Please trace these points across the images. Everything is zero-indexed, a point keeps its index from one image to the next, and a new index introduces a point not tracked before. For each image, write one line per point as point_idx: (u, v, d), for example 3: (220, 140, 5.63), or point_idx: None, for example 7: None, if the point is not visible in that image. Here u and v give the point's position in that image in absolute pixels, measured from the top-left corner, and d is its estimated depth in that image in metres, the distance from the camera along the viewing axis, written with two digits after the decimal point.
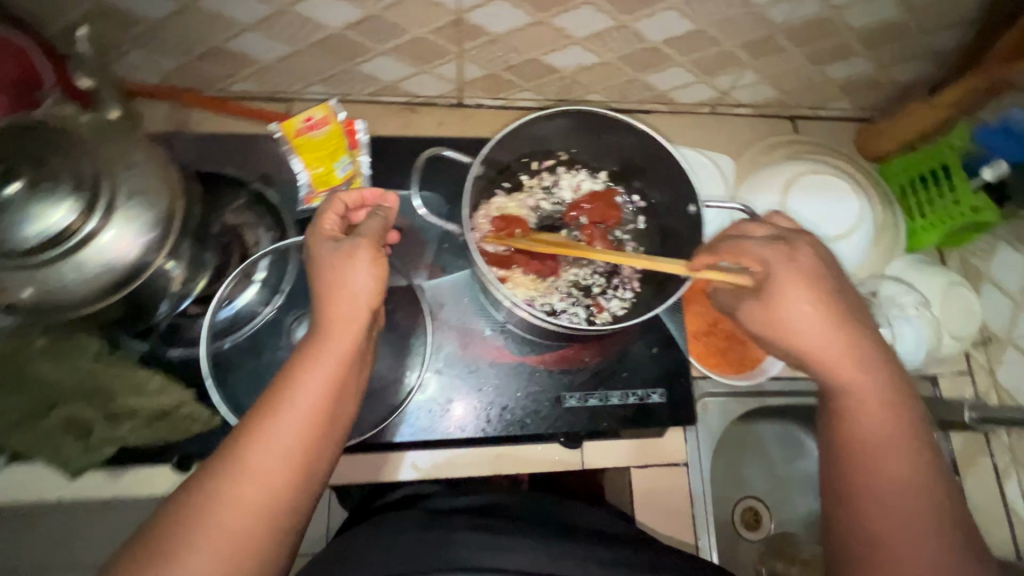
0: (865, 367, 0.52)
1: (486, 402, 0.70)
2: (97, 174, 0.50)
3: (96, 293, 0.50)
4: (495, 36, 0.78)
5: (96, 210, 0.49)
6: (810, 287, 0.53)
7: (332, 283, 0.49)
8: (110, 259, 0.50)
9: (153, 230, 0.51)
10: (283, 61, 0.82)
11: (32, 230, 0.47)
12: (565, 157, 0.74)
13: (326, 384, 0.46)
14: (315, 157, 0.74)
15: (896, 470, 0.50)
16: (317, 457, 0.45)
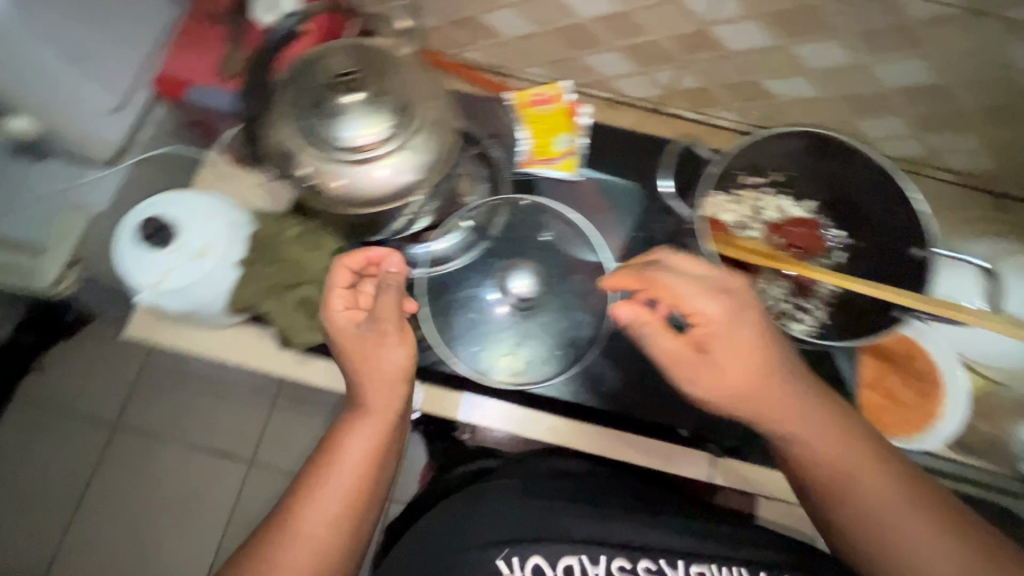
0: (808, 414, 0.49)
1: (648, 390, 0.73)
2: (412, 105, 0.58)
3: (372, 203, 0.59)
4: (728, 52, 0.82)
5: (402, 136, 0.57)
6: (736, 344, 0.48)
7: (363, 362, 0.54)
8: (393, 179, 0.58)
9: (432, 168, 0.59)
10: (521, 39, 0.90)
11: (355, 136, 0.57)
12: (777, 178, 0.75)
13: (368, 450, 0.53)
14: (539, 128, 0.81)
15: (898, 508, 0.47)
16: (359, 519, 0.52)
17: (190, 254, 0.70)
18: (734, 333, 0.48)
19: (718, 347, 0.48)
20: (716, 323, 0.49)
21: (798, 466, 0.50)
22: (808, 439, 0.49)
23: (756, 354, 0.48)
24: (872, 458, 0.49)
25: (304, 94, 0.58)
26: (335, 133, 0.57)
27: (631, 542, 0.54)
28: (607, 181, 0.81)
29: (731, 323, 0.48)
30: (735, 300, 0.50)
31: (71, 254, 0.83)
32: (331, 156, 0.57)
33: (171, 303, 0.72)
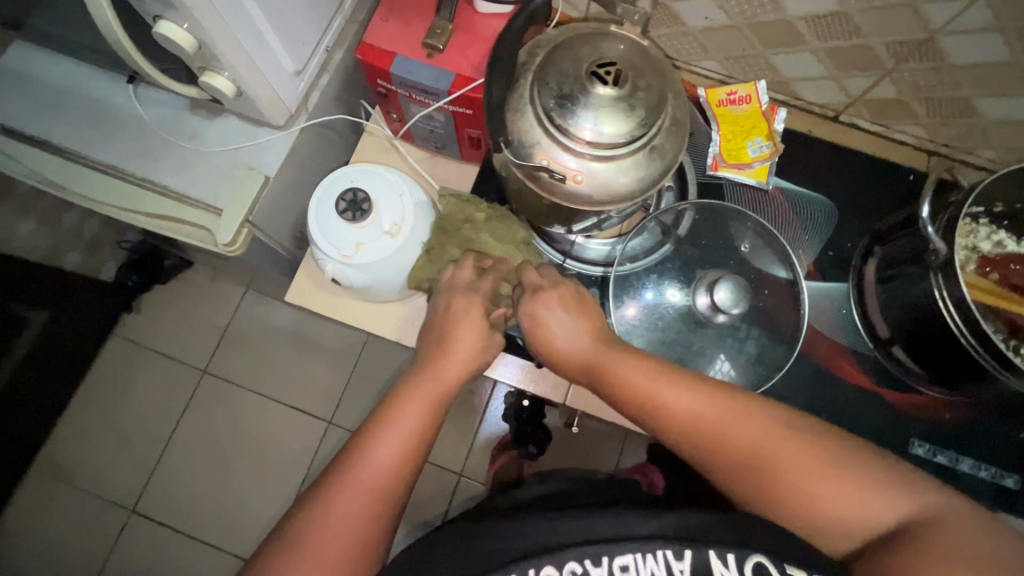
0: (661, 376, 0.52)
1: (832, 414, 0.70)
2: (659, 114, 0.54)
3: (576, 198, 0.57)
4: (947, 65, 0.75)
5: (638, 143, 0.54)
6: (557, 307, 0.59)
7: (453, 322, 0.61)
8: (607, 183, 0.56)
9: (649, 182, 0.56)
10: (708, 31, 0.85)
11: (591, 127, 0.52)
12: (998, 210, 0.70)
13: (425, 412, 0.54)
14: (731, 129, 0.77)
15: (789, 448, 0.47)
16: (411, 469, 0.52)
17: (382, 229, 0.69)
18: (565, 312, 0.60)
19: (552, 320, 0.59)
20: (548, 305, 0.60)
21: (678, 442, 0.51)
22: (674, 404, 0.50)
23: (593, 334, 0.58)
24: (730, 396, 0.50)
25: (549, 77, 0.53)
26: (584, 125, 0.52)
27: (543, 545, 0.47)
28: (798, 192, 0.77)
29: (576, 306, 0.60)
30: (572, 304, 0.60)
31: (242, 217, 0.81)
32: (571, 149, 0.54)
33: (356, 278, 0.71)
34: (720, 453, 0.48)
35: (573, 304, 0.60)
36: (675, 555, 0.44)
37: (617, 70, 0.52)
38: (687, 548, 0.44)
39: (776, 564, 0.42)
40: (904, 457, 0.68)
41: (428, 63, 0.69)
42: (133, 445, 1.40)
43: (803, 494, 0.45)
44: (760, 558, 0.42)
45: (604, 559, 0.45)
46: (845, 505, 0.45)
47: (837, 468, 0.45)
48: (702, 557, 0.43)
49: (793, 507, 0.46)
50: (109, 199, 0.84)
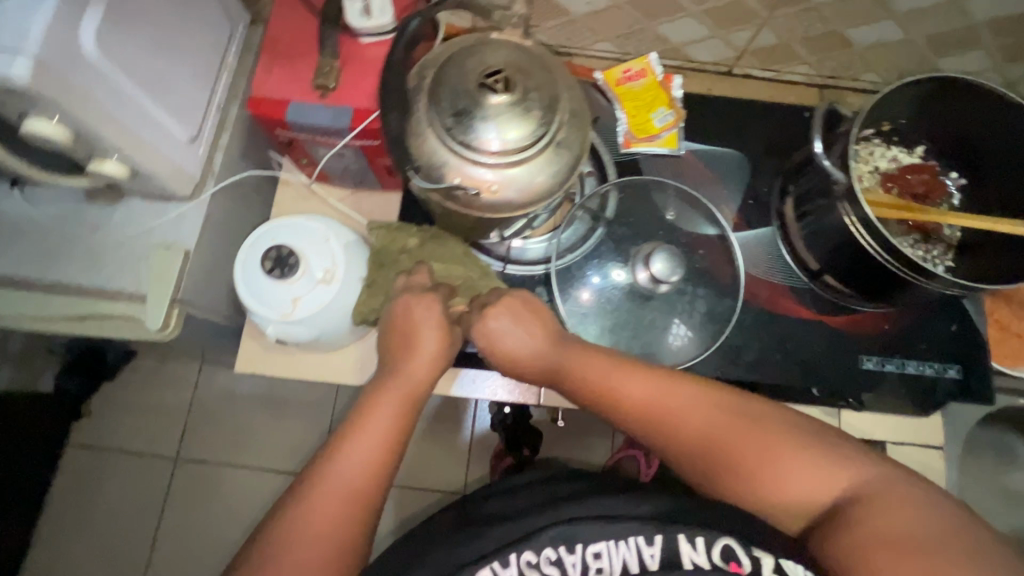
0: (621, 367, 0.57)
1: (785, 351, 0.73)
2: (555, 110, 0.55)
3: (493, 206, 0.57)
4: (815, 4, 0.80)
5: (542, 140, 0.54)
6: (515, 316, 0.62)
7: (416, 321, 0.61)
8: (521, 185, 0.56)
9: (562, 174, 0.57)
10: (592, 16, 0.87)
11: (491, 137, 0.53)
12: (888, 127, 0.74)
13: (397, 412, 0.55)
14: (634, 106, 0.79)
15: (743, 435, 0.51)
16: (388, 468, 0.52)
17: (315, 279, 0.67)
18: (518, 325, 0.62)
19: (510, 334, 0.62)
20: (506, 319, 0.62)
21: (638, 430, 0.55)
22: (632, 397, 0.55)
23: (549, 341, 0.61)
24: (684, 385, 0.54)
25: (440, 97, 0.54)
26: (486, 135, 0.53)
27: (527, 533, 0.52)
28: (708, 150, 0.80)
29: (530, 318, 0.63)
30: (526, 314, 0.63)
31: (170, 298, 0.77)
32: (479, 160, 0.54)
33: (301, 333, 0.69)
34: (675, 436, 0.53)
35: (524, 316, 0.63)
36: (647, 541, 0.49)
37: (503, 76, 0.53)
38: (659, 534, 0.49)
39: (744, 548, 0.47)
40: (857, 374, 0.72)
41: (323, 104, 0.68)
42: (114, 556, 1.32)
43: (752, 476, 0.50)
44: (727, 542, 0.47)
45: (579, 546, 0.50)
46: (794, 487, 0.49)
47: (786, 450, 0.50)
48: (674, 541, 0.48)
49: (745, 486, 0.50)
50: (22, 312, 0.79)
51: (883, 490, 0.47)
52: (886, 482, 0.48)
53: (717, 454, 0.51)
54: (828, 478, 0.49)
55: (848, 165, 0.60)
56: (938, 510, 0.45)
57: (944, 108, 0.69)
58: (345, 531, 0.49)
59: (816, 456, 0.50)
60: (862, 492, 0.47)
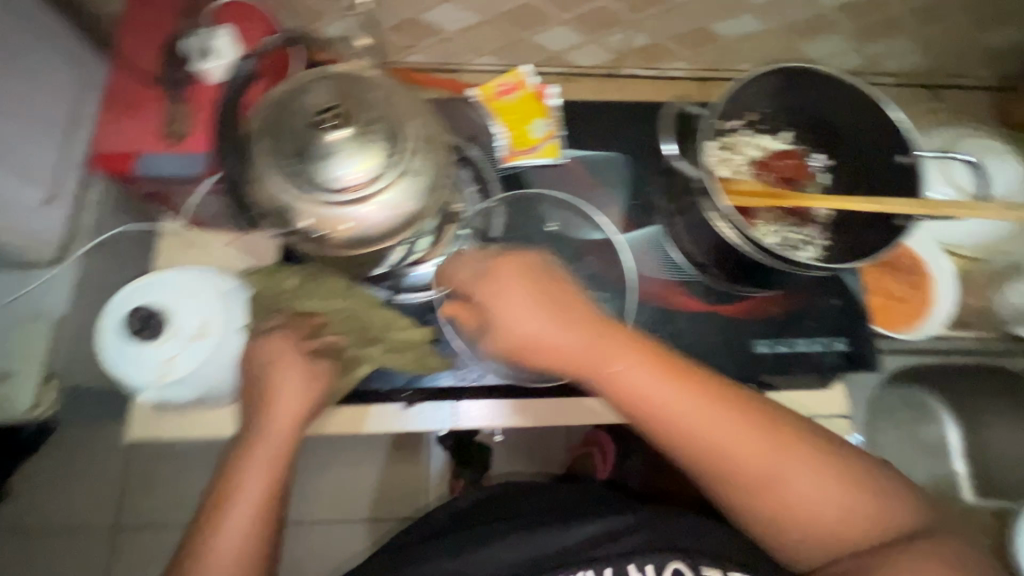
0: (673, 374, 0.54)
1: (681, 344, 0.74)
2: (400, 137, 0.54)
3: (358, 242, 0.55)
4: (676, 3, 0.82)
5: (392, 170, 0.53)
6: (534, 295, 0.55)
7: (276, 381, 0.61)
8: (381, 217, 0.54)
9: (423, 200, 0.55)
10: (467, 31, 0.86)
11: (339, 174, 0.52)
12: (755, 117, 0.75)
13: (264, 482, 0.57)
14: (512, 119, 0.79)
15: (800, 467, 0.53)
16: (267, 530, 0.56)
17: (188, 337, 0.64)
18: (540, 322, 0.54)
19: (530, 327, 0.54)
20: (510, 315, 0.55)
21: (683, 445, 0.54)
22: (685, 413, 0.53)
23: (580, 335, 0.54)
24: (736, 405, 0.54)
25: (276, 139, 0.52)
26: (331, 174, 0.52)
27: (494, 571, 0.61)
28: (590, 156, 0.81)
29: (550, 311, 0.54)
30: (558, 308, 0.55)
31: (39, 375, 0.78)
32: (329, 200, 0.52)
33: (184, 394, 0.66)
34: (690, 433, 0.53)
35: (551, 309, 0.54)
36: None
37: (339, 112, 0.52)
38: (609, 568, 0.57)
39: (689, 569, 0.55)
40: (750, 359, 0.75)
41: (179, 152, 0.65)
42: None
43: (794, 502, 0.53)
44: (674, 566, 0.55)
45: None
46: (829, 518, 0.53)
47: (780, 449, 0.54)
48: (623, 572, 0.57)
49: (773, 509, 0.53)
50: None
51: (927, 529, 0.53)
52: (925, 523, 0.54)
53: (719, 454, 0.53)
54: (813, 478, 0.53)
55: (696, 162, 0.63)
56: (961, 544, 0.52)
57: (796, 95, 0.72)
58: None
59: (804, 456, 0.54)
60: (832, 488, 0.53)
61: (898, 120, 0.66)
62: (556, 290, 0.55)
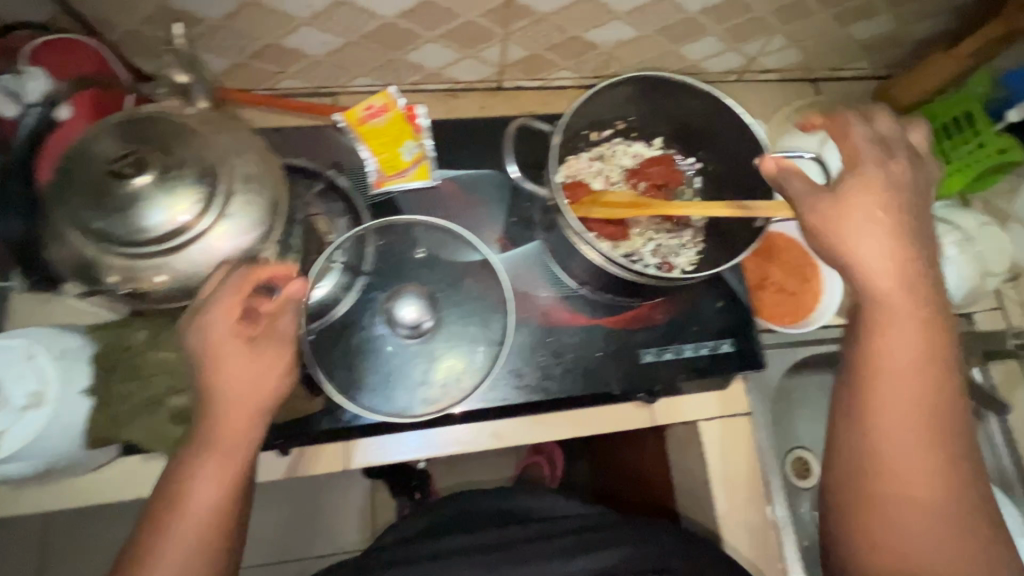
0: (902, 332, 0.58)
1: (568, 362, 0.74)
2: (215, 169, 0.52)
3: (200, 286, 0.52)
4: (542, 15, 0.81)
5: (212, 205, 0.51)
6: (880, 211, 0.58)
7: (214, 376, 0.52)
8: (218, 254, 0.51)
9: (259, 229, 0.53)
10: (334, 54, 0.84)
11: (153, 222, 0.49)
12: (622, 126, 0.76)
13: (218, 496, 0.52)
14: (379, 143, 0.77)
15: (909, 478, 0.57)
16: (219, 553, 0.52)
17: (18, 408, 0.57)
18: (845, 225, 0.58)
19: (812, 208, 0.59)
20: (820, 208, 0.59)
21: (858, 395, 0.60)
22: (898, 359, 0.58)
23: (893, 274, 0.58)
24: (944, 397, 0.58)
25: (73, 197, 0.49)
26: (143, 223, 0.49)
27: None
28: (464, 175, 0.79)
29: (883, 195, 0.58)
30: (862, 193, 0.58)
31: None
32: (149, 251, 0.49)
33: (21, 470, 0.59)
34: (914, 398, 0.57)
35: (855, 199, 0.58)
36: None
37: (134, 158, 0.49)
38: None
39: None
40: (639, 370, 0.74)
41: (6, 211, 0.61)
42: None
43: (893, 499, 0.57)
44: None
45: None
46: (918, 539, 0.56)
47: (939, 429, 0.57)
48: None
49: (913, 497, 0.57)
50: None
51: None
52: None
53: (885, 423, 0.58)
54: (905, 460, 0.57)
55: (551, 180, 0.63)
56: None
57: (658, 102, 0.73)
58: None
59: (920, 443, 0.57)
60: (922, 474, 0.57)
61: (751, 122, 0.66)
62: (883, 183, 0.59)
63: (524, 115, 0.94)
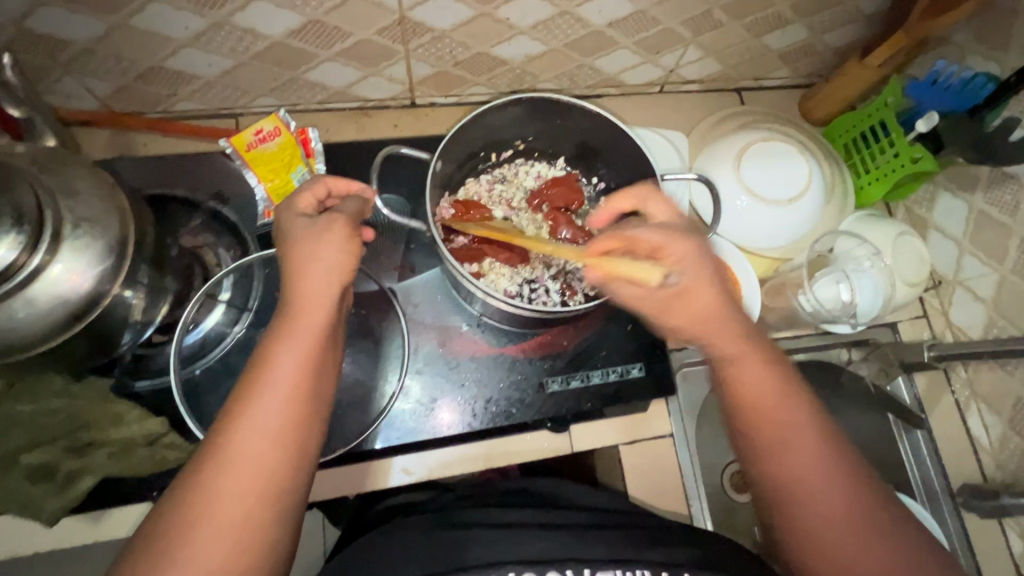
0: (769, 387, 0.53)
1: (471, 396, 0.71)
2: (39, 205, 0.49)
3: (50, 329, 0.50)
4: (440, 31, 0.77)
5: (43, 242, 0.48)
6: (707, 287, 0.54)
7: (293, 248, 0.51)
8: (64, 292, 0.50)
9: (105, 259, 0.51)
10: (226, 74, 0.79)
11: None
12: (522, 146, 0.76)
13: (303, 364, 0.48)
14: (268, 169, 0.74)
15: (851, 550, 0.49)
16: (306, 436, 0.48)
17: None
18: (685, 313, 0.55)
19: (645, 304, 0.57)
20: (646, 306, 0.57)
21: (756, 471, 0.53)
22: (772, 427, 0.52)
23: (705, 315, 0.54)
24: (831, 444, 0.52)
25: None
26: None
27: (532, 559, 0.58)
28: None
29: (693, 291, 0.54)
30: (674, 294, 0.54)
31: None
32: None
33: None
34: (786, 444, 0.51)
35: (689, 291, 0.54)
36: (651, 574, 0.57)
37: None
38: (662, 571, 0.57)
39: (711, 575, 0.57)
40: (545, 399, 0.72)
41: None
42: None
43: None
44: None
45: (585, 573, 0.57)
46: None
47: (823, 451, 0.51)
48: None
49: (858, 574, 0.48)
50: None
51: None
52: None
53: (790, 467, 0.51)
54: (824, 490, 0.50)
55: (426, 216, 0.62)
56: None
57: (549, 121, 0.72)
58: (254, 527, 0.44)
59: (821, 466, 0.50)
60: (844, 505, 0.50)
61: (641, 145, 0.65)
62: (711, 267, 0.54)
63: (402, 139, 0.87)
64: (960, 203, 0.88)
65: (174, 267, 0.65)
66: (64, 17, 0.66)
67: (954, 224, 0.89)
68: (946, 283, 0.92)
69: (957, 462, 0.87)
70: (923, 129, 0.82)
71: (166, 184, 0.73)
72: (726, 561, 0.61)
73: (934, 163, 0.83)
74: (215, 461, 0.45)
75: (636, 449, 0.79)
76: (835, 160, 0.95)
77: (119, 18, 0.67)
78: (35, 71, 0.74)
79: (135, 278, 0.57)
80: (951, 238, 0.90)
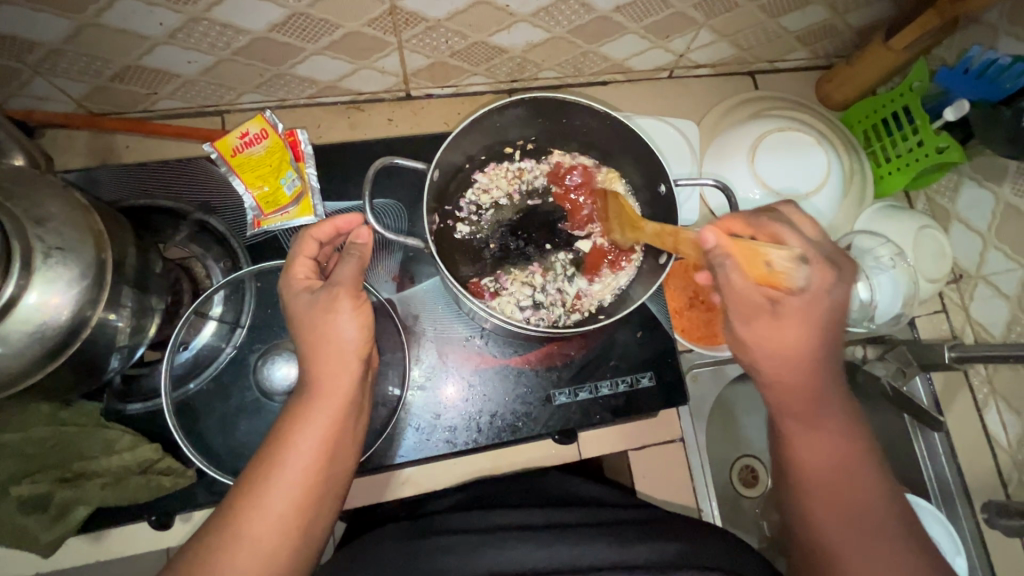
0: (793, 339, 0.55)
1: (476, 410, 0.69)
2: (6, 234, 0.46)
3: (29, 365, 0.47)
4: (435, 21, 0.71)
5: (13, 273, 0.46)
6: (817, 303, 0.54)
7: (309, 330, 0.49)
8: (39, 325, 0.47)
9: (80, 286, 0.48)
10: (208, 71, 0.74)
11: None
12: (523, 146, 0.74)
13: (317, 446, 0.46)
14: (257, 176, 0.71)
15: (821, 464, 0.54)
16: (317, 520, 0.46)
17: None
18: (784, 318, 0.54)
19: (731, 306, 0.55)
20: (735, 310, 0.55)
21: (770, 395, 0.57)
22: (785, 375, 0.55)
23: (793, 345, 0.54)
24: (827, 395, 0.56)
25: None
26: None
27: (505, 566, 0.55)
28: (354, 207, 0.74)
29: (788, 322, 0.54)
30: (770, 311, 0.54)
31: None
32: None
33: None
34: (804, 407, 0.55)
35: (790, 314, 0.54)
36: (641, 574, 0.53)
37: None
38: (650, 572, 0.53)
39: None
40: (552, 412, 0.70)
41: None
42: None
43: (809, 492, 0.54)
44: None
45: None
46: (832, 522, 0.52)
47: (833, 422, 0.55)
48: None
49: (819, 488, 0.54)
50: None
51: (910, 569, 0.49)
52: None
53: (797, 434, 0.56)
54: (826, 453, 0.54)
55: (424, 232, 0.60)
56: None
57: (554, 119, 0.70)
58: None
59: (836, 434, 0.55)
60: (836, 467, 0.54)
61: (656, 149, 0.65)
62: (827, 308, 0.54)
63: (388, 138, 0.81)
64: (984, 195, 0.84)
65: (159, 284, 0.62)
66: (28, 16, 0.61)
67: (978, 217, 0.85)
68: (969, 277, 0.87)
69: (971, 460, 0.85)
70: (951, 119, 0.77)
71: (150, 194, 0.70)
72: (716, 549, 0.56)
73: (962, 154, 0.78)
74: (220, 547, 0.43)
75: (647, 456, 0.76)
76: (854, 149, 0.90)
77: (87, 17, 0.62)
78: (3, 73, 0.69)
79: (118, 301, 0.54)
80: (975, 231, 0.86)
